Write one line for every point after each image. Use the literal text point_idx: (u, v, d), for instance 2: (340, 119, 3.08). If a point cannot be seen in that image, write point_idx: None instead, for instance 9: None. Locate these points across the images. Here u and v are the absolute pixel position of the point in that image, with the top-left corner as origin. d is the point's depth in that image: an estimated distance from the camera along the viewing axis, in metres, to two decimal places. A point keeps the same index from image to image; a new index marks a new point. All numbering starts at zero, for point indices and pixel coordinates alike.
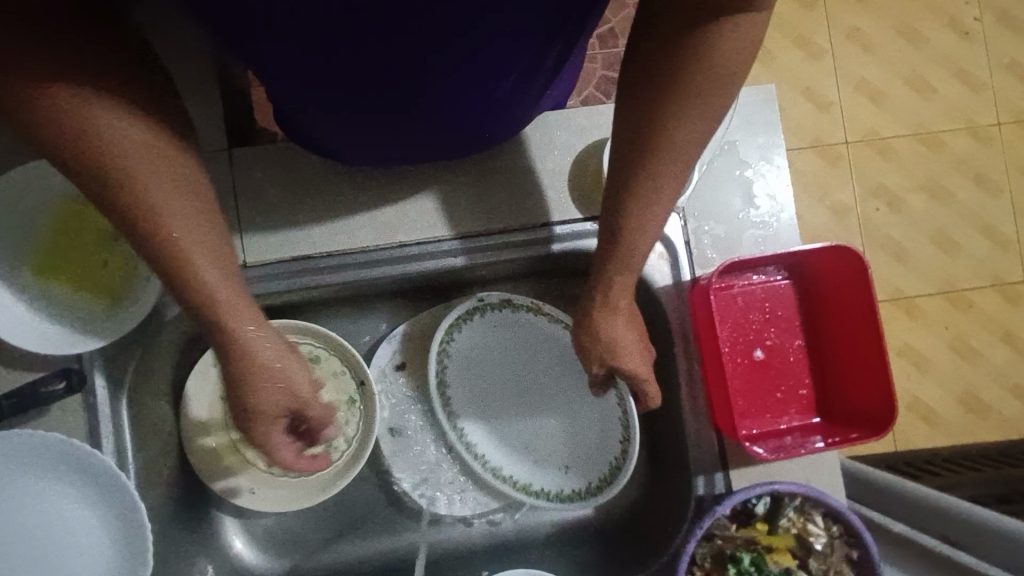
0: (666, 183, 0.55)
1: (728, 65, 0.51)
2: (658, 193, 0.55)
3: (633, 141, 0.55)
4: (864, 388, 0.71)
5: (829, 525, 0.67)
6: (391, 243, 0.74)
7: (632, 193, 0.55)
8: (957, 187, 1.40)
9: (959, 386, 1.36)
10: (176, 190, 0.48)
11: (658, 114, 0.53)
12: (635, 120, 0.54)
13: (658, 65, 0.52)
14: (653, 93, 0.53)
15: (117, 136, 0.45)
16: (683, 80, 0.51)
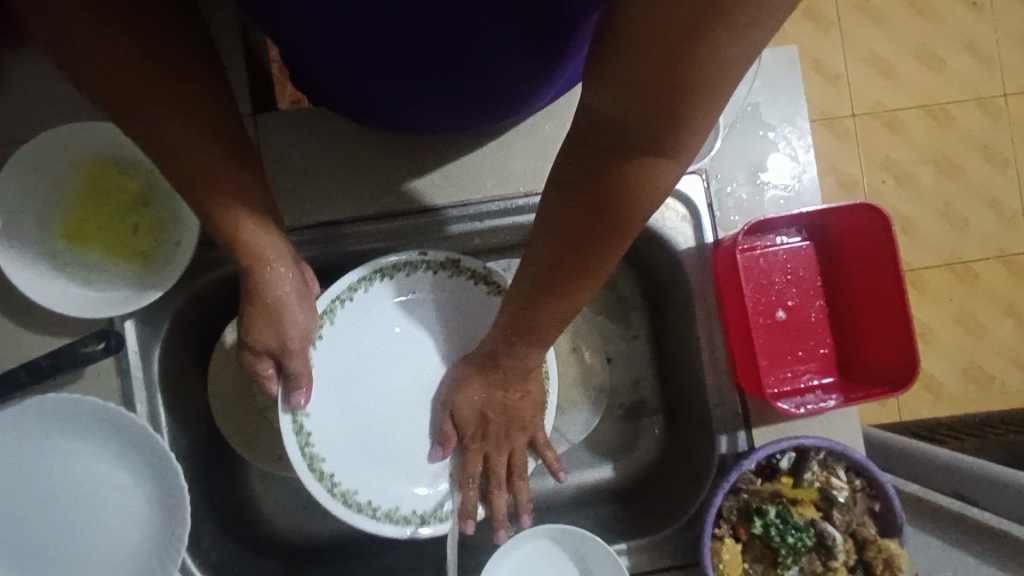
0: (570, 293, 0.53)
1: (647, 196, 0.45)
2: (551, 291, 0.53)
3: (552, 247, 0.50)
4: (885, 346, 0.72)
5: (852, 479, 0.68)
6: (416, 208, 0.74)
7: (544, 295, 0.54)
8: (965, 160, 1.41)
9: (963, 358, 1.38)
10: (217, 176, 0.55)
11: (583, 236, 0.48)
12: (552, 222, 0.49)
13: (580, 176, 0.45)
14: (577, 212, 0.47)
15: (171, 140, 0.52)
16: (608, 206, 0.46)
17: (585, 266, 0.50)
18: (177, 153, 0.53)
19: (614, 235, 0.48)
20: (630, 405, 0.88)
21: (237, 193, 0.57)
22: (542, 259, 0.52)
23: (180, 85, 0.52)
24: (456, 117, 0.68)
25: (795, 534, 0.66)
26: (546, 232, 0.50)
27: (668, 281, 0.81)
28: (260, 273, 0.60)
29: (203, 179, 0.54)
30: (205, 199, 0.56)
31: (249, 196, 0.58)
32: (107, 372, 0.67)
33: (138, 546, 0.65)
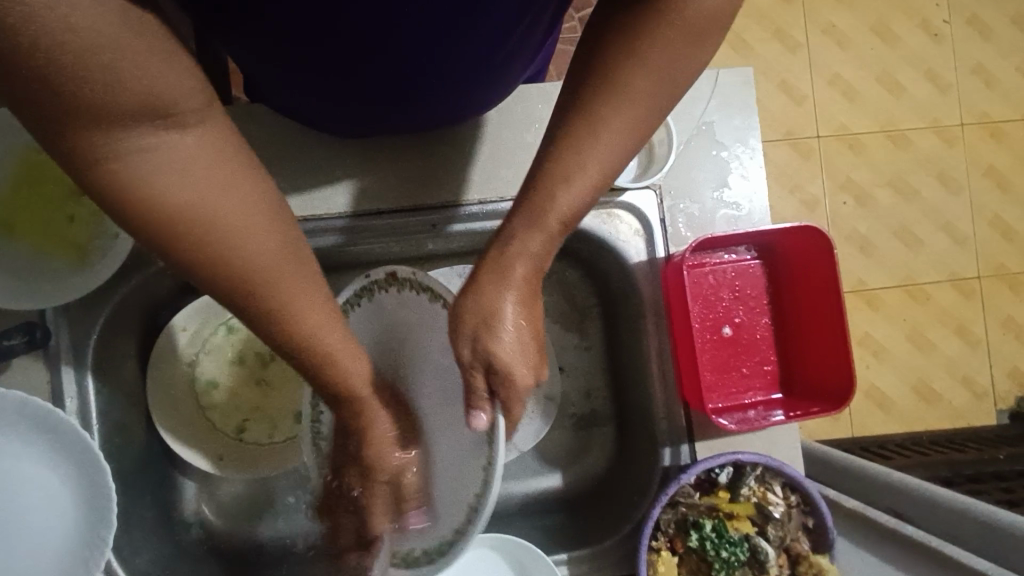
0: (594, 151, 0.49)
1: (708, 22, 0.45)
2: (580, 130, 0.49)
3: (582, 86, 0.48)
4: (825, 366, 0.74)
5: (787, 495, 0.69)
6: (370, 208, 0.73)
7: (570, 134, 0.49)
8: (921, 184, 1.45)
9: (914, 376, 1.42)
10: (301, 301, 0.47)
11: (620, 60, 0.46)
12: (587, 63, 0.48)
13: (625, 1, 0.46)
14: (618, 35, 0.46)
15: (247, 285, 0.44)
16: (653, 27, 0.45)
17: (613, 136, 0.49)
18: (252, 303, 0.45)
19: (664, 71, 0.46)
20: (582, 415, 0.88)
21: (336, 345, 0.50)
22: (566, 99, 0.50)
23: (256, 234, 0.43)
24: (410, 119, 0.67)
25: (729, 548, 0.67)
26: (579, 74, 0.49)
27: (621, 293, 0.82)
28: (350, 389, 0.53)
29: (289, 331, 0.47)
30: (298, 347, 0.49)
31: (343, 339, 0.51)
32: (36, 367, 0.64)
33: (62, 550, 0.63)
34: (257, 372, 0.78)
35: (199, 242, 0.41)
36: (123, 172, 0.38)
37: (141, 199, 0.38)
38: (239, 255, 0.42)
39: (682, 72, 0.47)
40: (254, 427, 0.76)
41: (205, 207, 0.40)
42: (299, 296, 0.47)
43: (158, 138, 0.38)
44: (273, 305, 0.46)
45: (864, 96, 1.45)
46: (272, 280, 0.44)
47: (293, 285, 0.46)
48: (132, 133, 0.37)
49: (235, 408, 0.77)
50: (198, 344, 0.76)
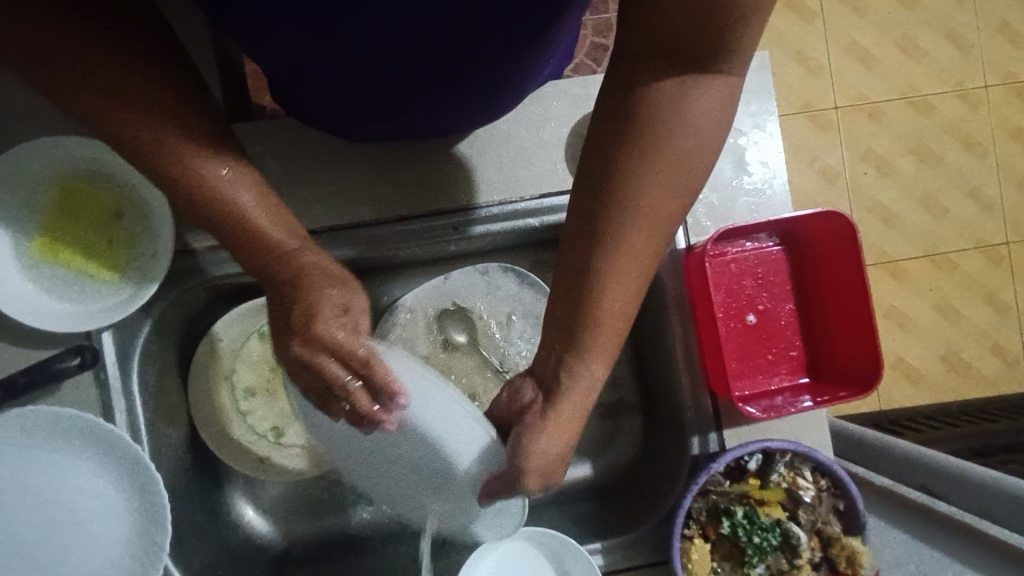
0: (621, 270, 0.51)
1: (703, 125, 0.49)
2: (610, 260, 0.51)
3: (603, 205, 0.50)
4: (853, 351, 0.74)
5: (817, 479, 0.70)
6: (391, 215, 0.74)
7: (599, 254, 0.51)
8: (945, 151, 1.42)
9: (943, 346, 1.41)
10: (220, 159, 0.50)
11: (632, 182, 0.49)
12: (603, 181, 0.50)
13: (627, 124, 0.49)
14: (627, 149, 0.49)
15: (188, 156, 0.49)
16: (656, 134, 0.48)
17: (630, 254, 0.51)
18: (196, 185, 0.50)
19: (671, 177, 0.49)
20: (608, 404, 0.89)
21: (264, 220, 0.52)
22: (589, 216, 0.51)
23: (187, 121, 0.49)
24: (429, 125, 0.68)
25: (761, 534, 0.69)
26: (598, 190, 0.51)
27: (643, 283, 0.83)
28: (310, 318, 0.50)
29: (223, 209, 0.50)
30: (245, 239, 0.52)
31: (263, 204, 0.52)
32: (85, 385, 0.67)
33: (121, 557, 0.66)
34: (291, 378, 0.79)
35: (149, 138, 0.47)
36: (91, 83, 0.45)
37: (97, 91, 0.46)
38: (178, 142, 0.48)
39: (686, 180, 0.50)
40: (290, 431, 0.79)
41: (144, 103, 0.47)
42: (224, 171, 0.50)
43: (119, 70, 0.46)
44: (214, 184, 0.50)
45: (883, 62, 1.42)
46: (196, 157, 0.49)
47: (214, 153, 0.50)
48: (105, 60, 0.45)
49: (271, 413, 0.79)
50: (233, 354, 0.79)
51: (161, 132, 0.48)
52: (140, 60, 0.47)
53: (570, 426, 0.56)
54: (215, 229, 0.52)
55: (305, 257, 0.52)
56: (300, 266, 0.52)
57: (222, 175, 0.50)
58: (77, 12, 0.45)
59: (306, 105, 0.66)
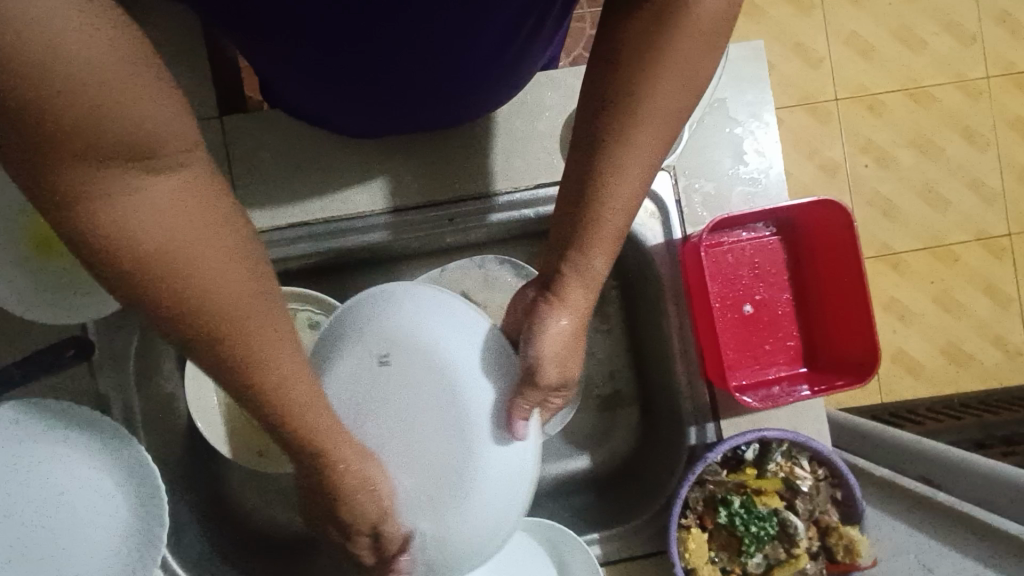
0: (626, 171, 0.48)
1: (718, 22, 0.44)
2: (617, 161, 0.47)
3: (612, 99, 0.46)
4: (851, 340, 0.74)
5: (815, 469, 0.70)
6: (386, 207, 0.74)
7: (607, 146, 0.47)
8: (946, 142, 1.42)
9: (944, 339, 1.41)
10: (278, 342, 0.39)
11: (644, 80, 0.45)
12: (610, 71, 0.46)
13: (637, 21, 0.44)
14: (640, 46, 0.44)
15: (233, 311, 0.36)
16: (674, 29, 0.43)
17: (638, 156, 0.47)
18: (190, 316, 0.35)
19: (683, 74, 0.45)
20: (606, 395, 0.89)
21: (311, 383, 0.43)
22: (598, 113, 0.47)
23: (224, 257, 0.36)
24: (422, 118, 0.68)
25: (758, 523, 0.68)
26: (605, 89, 0.46)
27: (640, 274, 0.82)
28: (307, 432, 0.44)
29: (238, 364, 0.38)
30: (242, 381, 0.39)
31: (303, 373, 0.42)
32: (82, 377, 0.68)
33: (119, 548, 0.66)
34: None
35: (147, 260, 0.33)
36: (36, 147, 0.28)
37: (109, 245, 0.32)
38: (195, 274, 0.34)
39: (697, 78, 0.46)
40: None
41: (179, 235, 0.34)
42: (251, 320, 0.37)
43: (133, 167, 0.32)
44: (233, 338, 0.37)
45: (883, 55, 1.41)
46: (212, 297, 0.35)
47: (261, 319, 0.38)
48: (91, 160, 0.30)
49: None
50: None
51: (207, 306, 0.35)
52: (184, 168, 0.34)
53: (569, 347, 0.54)
54: (190, 352, 0.38)
55: (341, 446, 0.46)
56: (327, 419, 0.44)
57: (287, 385, 0.41)
58: (126, 116, 0.29)
59: (299, 101, 0.66)
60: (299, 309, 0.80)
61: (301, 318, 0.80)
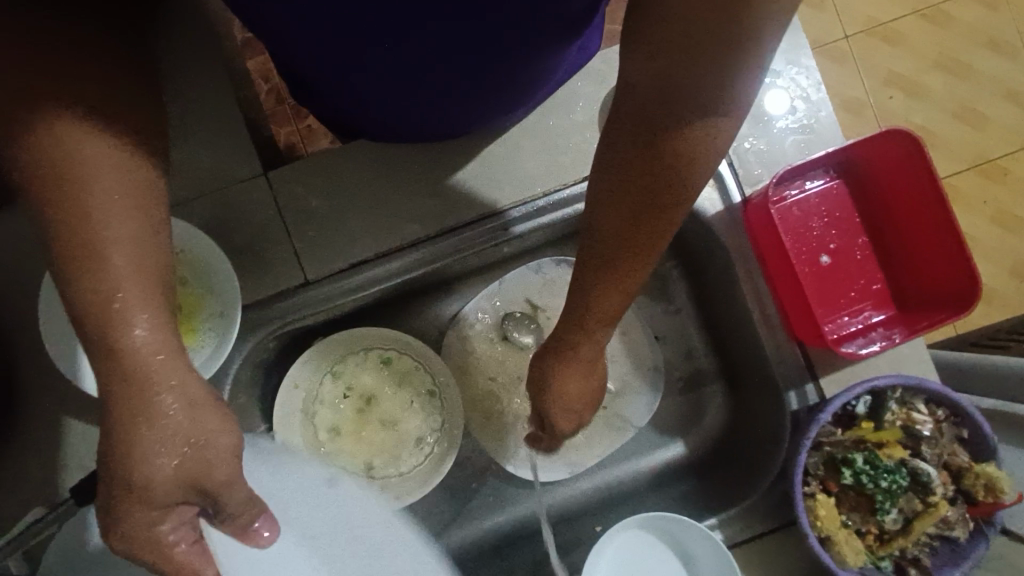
0: (608, 287, 0.52)
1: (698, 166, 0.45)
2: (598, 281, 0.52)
3: (601, 227, 0.49)
4: (942, 271, 0.70)
5: (934, 411, 0.67)
6: (439, 228, 0.74)
7: (597, 264, 0.51)
8: (972, 58, 1.36)
9: (1012, 257, 1.34)
10: (152, 288, 0.43)
11: (625, 216, 0.47)
12: (599, 202, 0.48)
13: (624, 159, 0.45)
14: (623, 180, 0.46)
15: (113, 254, 0.42)
16: (655, 171, 0.45)
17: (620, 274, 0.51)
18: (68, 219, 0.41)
19: (661, 210, 0.47)
20: (688, 377, 0.87)
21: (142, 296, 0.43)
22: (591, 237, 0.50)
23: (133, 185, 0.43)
24: (459, 120, 0.67)
25: (887, 477, 0.65)
26: (595, 213, 0.49)
27: (701, 248, 0.80)
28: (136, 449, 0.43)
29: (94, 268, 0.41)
30: (101, 339, 0.42)
31: (170, 359, 0.44)
32: None
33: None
34: (371, 413, 0.82)
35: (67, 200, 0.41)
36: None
37: (50, 176, 0.40)
38: (64, 154, 0.41)
39: (672, 214, 0.48)
40: (382, 462, 0.80)
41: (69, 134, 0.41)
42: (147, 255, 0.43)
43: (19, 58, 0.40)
44: (87, 226, 0.41)
45: None
46: (90, 194, 0.41)
47: (117, 211, 0.42)
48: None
49: (359, 447, 0.81)
50: (312, 396, 0.81)
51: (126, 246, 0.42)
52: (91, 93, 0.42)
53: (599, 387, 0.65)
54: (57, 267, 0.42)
55: (160, 419, 0.43)
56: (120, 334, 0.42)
57: (142, 345, 0.43)
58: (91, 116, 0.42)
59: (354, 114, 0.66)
60: (370, 348, 0.82)
61: (373, 357, 0.82)
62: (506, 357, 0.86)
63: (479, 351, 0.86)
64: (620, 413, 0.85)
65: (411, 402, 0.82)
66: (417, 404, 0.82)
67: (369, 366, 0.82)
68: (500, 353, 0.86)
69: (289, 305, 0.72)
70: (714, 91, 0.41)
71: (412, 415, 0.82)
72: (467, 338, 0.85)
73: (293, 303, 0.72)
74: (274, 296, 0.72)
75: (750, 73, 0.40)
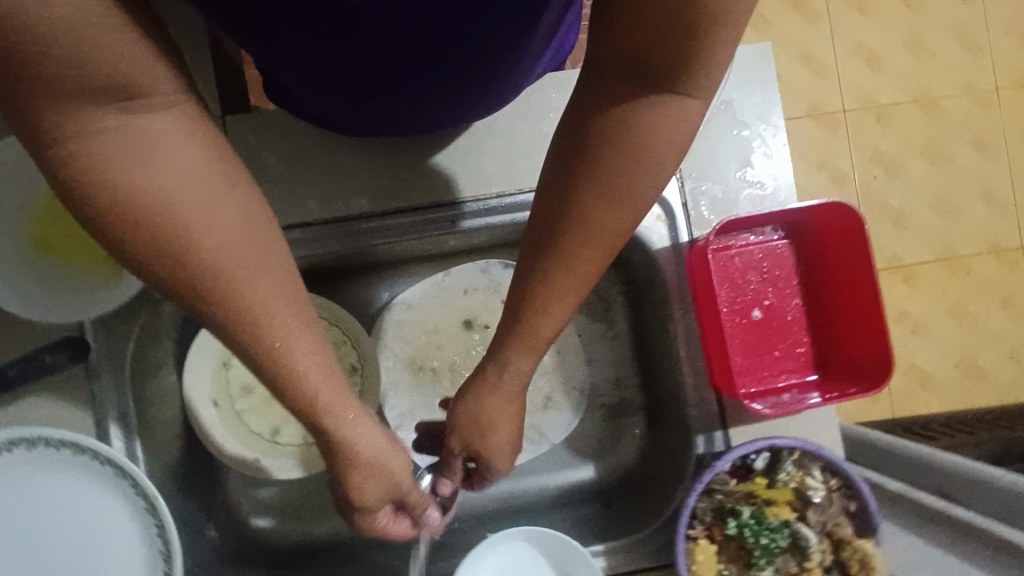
0: (566, 269, 0.51)
1: (659, 140, 0.47)
2: (556, 254, 0.51)
3: (562, 203, 0.50)
4: (864, 347, 0.72)
5: (827, 479, 0.68)
6: (390, 208, 0.73)
7: (555, 239, 0.51)
8: (956, 153, 1.40)
9: (956, 352, 1.38)
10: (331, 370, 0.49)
11: (584, 180, 0.48)
12: (569, 169, 0.49)
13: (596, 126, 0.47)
14: (585, 154, 0.48)
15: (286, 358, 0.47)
16: (621, 145, 0.47)
17: (576, 246, 0.50)
18: (192, 272, 0.42)
19: (623, 190, 0.48)
20: (612, 405, 0.87)
21: (296, 322, 0.47)
22: (553, 215, 0.51)
23: (252, 215, 0.44)
24: (408, 116, 0.66)
25: (768, 534, 0.66)
26: (562, 179, 0.50)
27: (645, 279, 0.81)
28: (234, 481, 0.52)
29: (228, 316, 0.44)
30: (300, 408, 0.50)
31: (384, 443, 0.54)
32: (75, 380, 0.67)
33: (144, 561, 0.64)
34: None
35: (218, 303, 0.43)
36: (71, 99, 0.35)
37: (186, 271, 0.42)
38: (205, 267, 0.42)
39: (635, 192, 0.49)
40: (287, 428, 0.80)
41: (175, 193, 0.40)
42: (284, 281, 0.46)
43: (120, 114, 0.37)
44: (221, 280, 0.42)
45: (892, 63, 1.40)
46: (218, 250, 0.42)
47: (258, 286, 0.44)
48: (88, 107, 0.36)
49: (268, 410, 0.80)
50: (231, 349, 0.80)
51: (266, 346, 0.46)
52: (187, 118, 0.40)
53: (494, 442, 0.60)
54: (224, 318, 0.44)
55: (372, 486, 0.54)
56: (298, 353, 0.47)
57: (376, 446, 0.53)
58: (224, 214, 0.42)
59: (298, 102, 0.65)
60: None
61: None
62: (437, 349, 0.85)
63: (410, 340, 0.85)
64: (538, 425, 0.84)
65: None
66: None
67: None
68: (433, 345, 0.85)
69: None
70: (685, 64, 0.42)
71: None
72: (401, 324, 0.85)
73: None
74: None
75: (723, 47, 0.41)
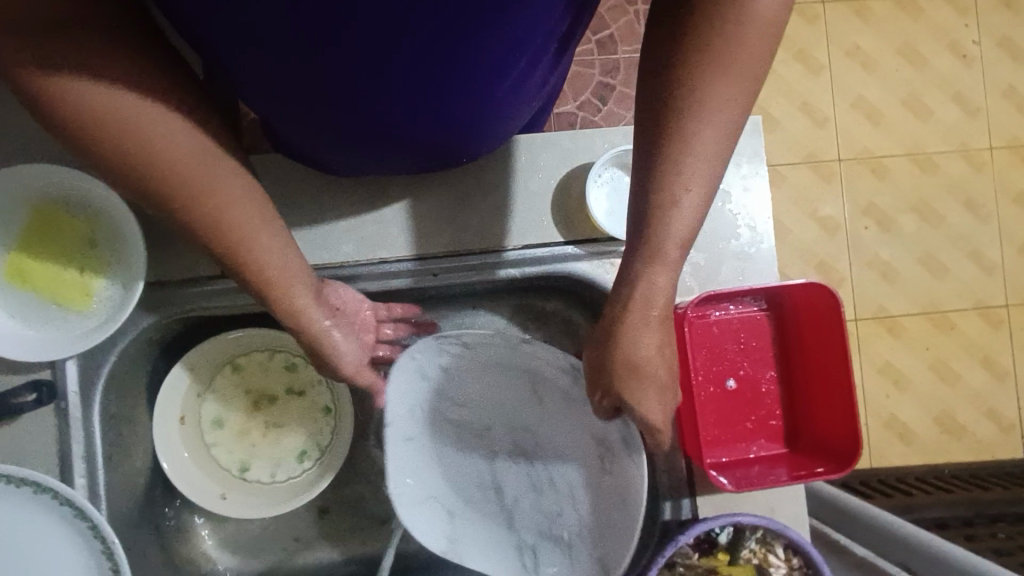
0: (683, 204, 0.52)
1: (757, 32, 0.47)
2: (667, 192, 0.51)
3: (669, 143, 0.50)
4: (835, 428, 0.72)
5: (789, 557, 0.68)
6: (370, 257, 0.73)
7: (666, 180, 0.51)
8: (948, 211, 1.41)
9: (936, 407, 1.38)
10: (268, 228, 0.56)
11: (682, 119, 0.49)
12: (665, 117, 0.50)
13: (679, 64, 0.48)
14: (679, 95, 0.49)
15: (228, 202, 0.52)
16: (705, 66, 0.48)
17: (685, 171, 0.51)
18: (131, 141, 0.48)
19: (718, 111, 0.49)
20: None
21: (236, 197, 0.53)
22: (665, 156, 0.51)
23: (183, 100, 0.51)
24: (399, 154, 0.66)
25: None
26: (661, 122, 0.50)
27: None
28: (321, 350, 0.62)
29: (143, 163, 0.48)
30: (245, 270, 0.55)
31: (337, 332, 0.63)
32: (46, 415, 0.66)
33: None
34: (264, 415, 0.81)
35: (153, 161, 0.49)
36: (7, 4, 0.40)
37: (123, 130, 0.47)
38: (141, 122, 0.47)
39: (734, 100, 0.49)
40: (257, 465, 0.80)
41: (124, 95, 0.46)
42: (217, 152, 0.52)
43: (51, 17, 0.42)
44: (156, 142, 0.48)
45: (889, 115, 1.41)
46: (164, 143, 0.48)
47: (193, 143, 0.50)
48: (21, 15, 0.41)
49: (238, 447, 0.80)
50: (205, 380, 0.80)
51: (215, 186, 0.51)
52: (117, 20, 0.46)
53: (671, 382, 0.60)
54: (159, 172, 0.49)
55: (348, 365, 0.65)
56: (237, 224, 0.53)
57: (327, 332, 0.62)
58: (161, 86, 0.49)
59: (298, 142, 0.66)
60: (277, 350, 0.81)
61: (278, 359, 0.81)
62: (474, 438, 0.78)
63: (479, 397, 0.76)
64: (536, 550, 0.73)
65: (303, 415, 0.81)
66: (310, 418, 0.81)
67: (270, 367, 0.81)
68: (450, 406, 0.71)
69: (197, 294, 0.71)
70: None
71: (300, 428, 0.81)
72: (443, 393, 0.74)
73: (199, 292, 0.70)
74: (182, 282, 0.71)
75: None
